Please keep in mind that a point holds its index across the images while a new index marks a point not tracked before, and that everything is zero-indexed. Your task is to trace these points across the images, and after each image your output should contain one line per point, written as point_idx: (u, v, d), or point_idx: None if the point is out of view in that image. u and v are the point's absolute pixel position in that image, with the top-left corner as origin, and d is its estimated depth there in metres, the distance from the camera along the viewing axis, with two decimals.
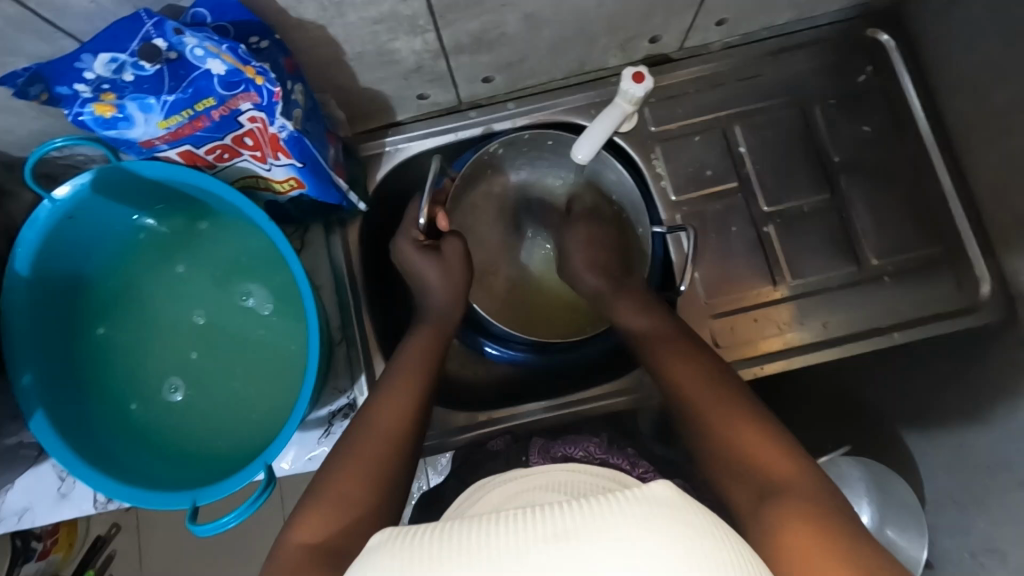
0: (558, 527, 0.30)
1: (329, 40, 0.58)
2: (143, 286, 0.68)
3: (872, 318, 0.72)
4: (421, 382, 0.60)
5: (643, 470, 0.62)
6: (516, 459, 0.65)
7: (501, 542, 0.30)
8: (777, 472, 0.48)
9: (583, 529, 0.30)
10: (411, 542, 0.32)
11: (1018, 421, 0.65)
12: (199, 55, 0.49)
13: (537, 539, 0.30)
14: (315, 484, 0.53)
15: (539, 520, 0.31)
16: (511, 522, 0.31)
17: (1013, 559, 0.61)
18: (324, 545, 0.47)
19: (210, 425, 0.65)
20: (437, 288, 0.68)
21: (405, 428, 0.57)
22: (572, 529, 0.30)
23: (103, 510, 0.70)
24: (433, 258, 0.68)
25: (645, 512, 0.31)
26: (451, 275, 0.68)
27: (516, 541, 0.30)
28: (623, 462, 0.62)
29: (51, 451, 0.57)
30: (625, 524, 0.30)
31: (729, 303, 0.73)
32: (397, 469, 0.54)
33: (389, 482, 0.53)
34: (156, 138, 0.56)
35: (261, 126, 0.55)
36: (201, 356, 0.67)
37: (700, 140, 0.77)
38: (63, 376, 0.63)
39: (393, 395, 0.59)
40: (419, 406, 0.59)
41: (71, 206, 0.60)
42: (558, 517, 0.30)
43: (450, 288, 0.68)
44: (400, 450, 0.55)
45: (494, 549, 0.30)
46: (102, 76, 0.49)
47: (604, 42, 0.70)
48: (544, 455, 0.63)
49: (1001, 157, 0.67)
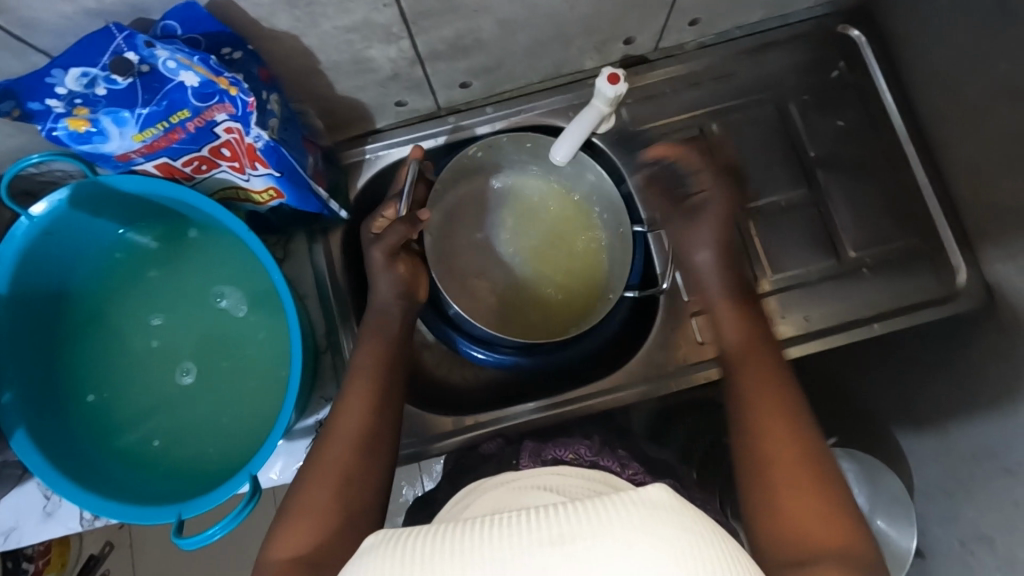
0: (558, 528, 0.30)
1: (304, 50, 0.58)
2: (122, 300, 0.68)
3: (853, 309, 0.73)
4: (383, 371, 0.60)
5: (632, 471, 0.61)
6: (508, 463, 0.66)
7: (498, 545, 0.30)
8: (821, 538, 0.46)
9: (580, 532, 0.30)
10: (406, 545, 0.32)
11: (1000, 406, 0.66)
12: (171, 67, 0.49)
13: (535, 544, 0.30)
14: (295, 486, 0.53)
15: (537, 520, 0.31)
16: (508, 526, 0.31)
17: (1000, 545, 0.64)
18: (303, 556, 0.48)
19: (196, 438, 0.65)
20: (381, 282, 0.65)
21: (371, 415, 0.57)
22: (570, 531, 0.30)
23: (90, 528, 0.70)
24: (374, 254, 0.65)
25: (642, 510, 0.31)
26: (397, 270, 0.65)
27: (513, 542, 0.30)
28: (613, 464, 0.61)
29: (34, 470, 0.57)
30: (626, 526, 0.30)
31: (710, 300, 0.74)
32: (371, 457, 0.55)
33: (362, 472, 0.54)
34: (132, 151, 0.55)
35: (237, 137, 0.56)
36: (183, 368, 0.67)
37: (678, 139, 0.77)
38: (44, 393, 0.62)
39: (354, 386, 0.59)
40: (386, 392, 0.60)
41: (49, 223, 0.59)
42: (556, 517, 0.31)
43: (397, 282, 0.66)
44: (372, 434, 0.56)
45: (491, 551, 0.30)
46: (74, 91, 0.49)
47: (579, 44, 0.70)
48: (534, 458, 0.62)
49: (971, 147, 0.67)
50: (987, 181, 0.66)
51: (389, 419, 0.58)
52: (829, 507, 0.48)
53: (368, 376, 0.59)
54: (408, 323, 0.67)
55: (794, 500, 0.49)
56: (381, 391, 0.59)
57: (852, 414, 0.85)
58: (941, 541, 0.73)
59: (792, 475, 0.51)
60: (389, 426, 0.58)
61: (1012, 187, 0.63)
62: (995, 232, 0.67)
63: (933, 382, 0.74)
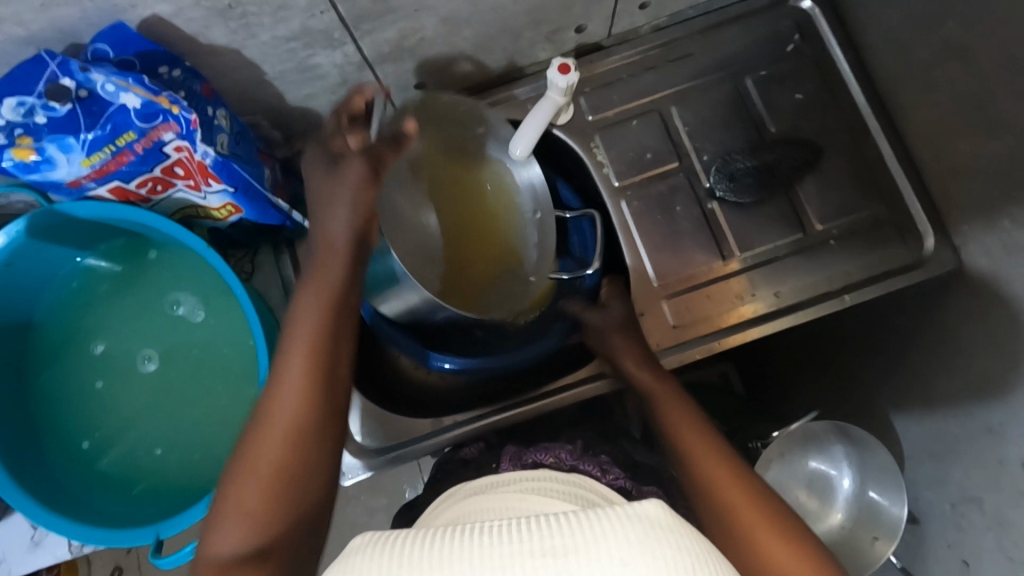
0: (551, 540, 0.30)
1: (246, 63, 0.58)
2: (88, 328, 0.67)
3: (822, 282, 0.73)
4: (330, 314, 0.54)
5: (612, 477, 0.60)
6: (487, 466, 0.65)
7: (489, 555, 0.30)
8: None
9: (576, 546, 0.30)
10: (392, 548, 0.32)
11: (977, 367, 0.66)
12: (111, 90, 0.49)
13: (529, 557, 0.30)
14: (239, 446, 0.49)
15: (530, 532, 0.30)
16: (502, 536, 0.31)
17: (989, 505, 0.64)
18: (239, 556, 0.45)
19: (172, 458, 0.65)
20: (335, 208, 0.57)
21: (319, 362, 0.52)
22: (563, 544, 0.30)
23: (78, 553, 0.70)
24: (348, 167, 0.57)
25: (637, 526, 0.31)
26: (360, 196, 0.57)
27: (505, 553, 0.30)
28: (593, 469, 0.60)
29: (9, 501, 0.57)
30: (621, 541, 0.30)
31: (681, 284, 0.74)
32: (325, 409, 0.51)
33: (315, 429, 0.50)
34: (82, 177, 0.55)
35: (188, 155, 0.56)
36: (155, 390, 0.67)
37: (638, 124, 0.77)
38: (18, 425, 0.62)
39: (298, 331, 0.53)
40: (333, 335, 0.54)
41: (8, 255, 0.59)
42: (551, 529, 0.30)
43: (356, 209, 0.57)
44: (322, 384, 0.52)
45: (483, 562, 0.30)
46: (13, 120, 0.49)
47: (529, 36, 0.70)
48: (515, 462, 0.62)
49: (927, 108, 0.67)
50: (945, 143, 0.66)
51: (341, 366, 0.54)
52: (802, 549, 0.48)
53: (314, 322, 0.53)
54: (358, 258, 0.58)
55: (772, 549, 0.48)
56: (328, 335, 0.53)
57: None
58: (932, 506, 0.74)
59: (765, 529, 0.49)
60: (340, 373, 0.54)
61: (969, 148, 0.62)
62: (956, 194, 0.67)
63: (910, 349, 0.75)
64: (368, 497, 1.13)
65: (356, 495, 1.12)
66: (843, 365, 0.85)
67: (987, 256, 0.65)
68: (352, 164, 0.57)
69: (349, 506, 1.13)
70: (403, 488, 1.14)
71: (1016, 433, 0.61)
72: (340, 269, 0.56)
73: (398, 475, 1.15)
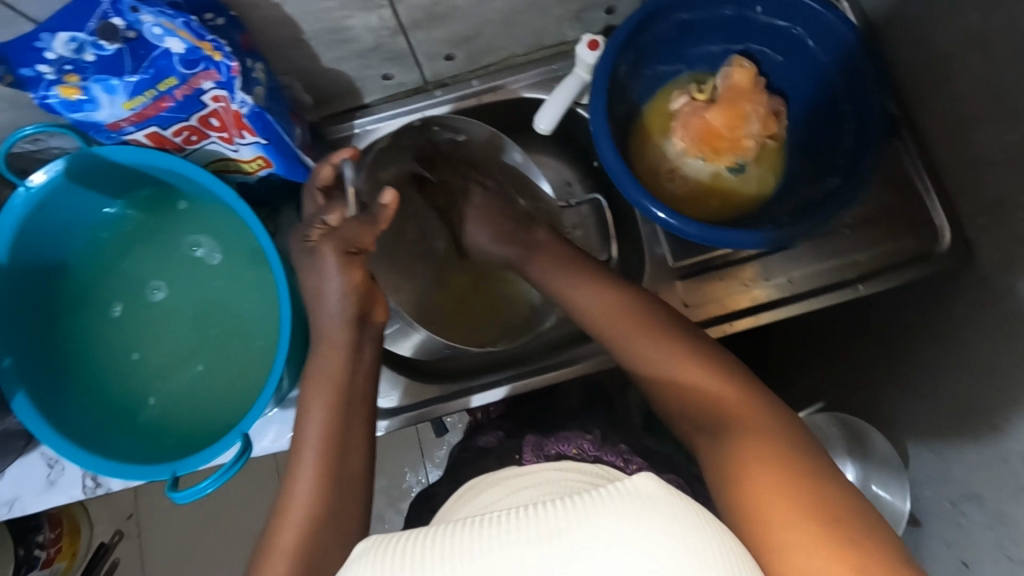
0: (553, 524, 0.30)
1: (285, 19, 0.60)
2: (116, 273, 0.69)
3: (833, 271, 0.74)
4: (338, 404, 0.56)
5: (636, 466, 0.61)
6: (509, 457, 0.66)
7: (489, 544, 0.30)
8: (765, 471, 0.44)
9: (571, 526, 0.30)
10: (395, 547, 0.32)
11: (982, 362, 0.66)
12: (157, 33, 0.50)
13: (532, 542, 0.29)
14: (259, 552, 0.50)
15: (532, 518, 0.30)
16: (496, 525, 0.31)
17: (989, 502, 0.65)
18: None
19: (189, 403, 0.67)
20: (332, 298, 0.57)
21: (331, 461, 0.54)
22: (565, 527, 0.30)
23: (92, 495, 0.72)
24: (323, 255, 0.56)
25: (641, 503, 0.31)
26: (353, 277, 0.57)
27: (502, 540, 0.30)
28: (617, 459, 0.62)
29: (32, 429, 0.58)
30: (626, 520, 0.30)
31: (696, 265, 0.76)
32: (329, 500, 0.53)
33: (329, 518, 0.52)
34: (122, 120, 0.57)
35: (224, 105, 0.57)
36: (176, 337, 0.68)
37: (651, 74, 0.76)
38: (43, 361, 0.64)
39: (309, 431, 0.55)
40: (344, 421, 0.56)
41: (46, 194, 0.61)
42: (554, 514, 0.31)
43: (349, 292, 0.57)
44: (335, 478, 0.54)
45: (486, 549, 0.30)
46: (64, 56, 0.51)
47: (558, 12, 0.72)
48: (537, 452, 0.62)
49: (945, 104, 0.67)
50: (962, 136, 0.66)
51: (354, 461, 0.56)
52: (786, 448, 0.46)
53: (323, 425, 0.56)
54: (363, 340, 0.60)
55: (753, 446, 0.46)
56: (337, 426, 0.56)
57: (845, 379, 0.87)
58: (934, 504, 0.74)
59: (764, 463, 0.45)
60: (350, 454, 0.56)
61: (986, 141, 0.63)
62: (972, 186, 0.67)
63: (919, 344, 0.75)
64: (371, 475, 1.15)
65: None
66: (852, 364, 0.86)
67: (999, 250, 0.65)
68: (328, 252, 0.56)
69: None
70: (404, 471, 1.15)
71: (1016, 429, 0.61)
72: (343, 356, 0.58)
73: (402, 456, 1.16)
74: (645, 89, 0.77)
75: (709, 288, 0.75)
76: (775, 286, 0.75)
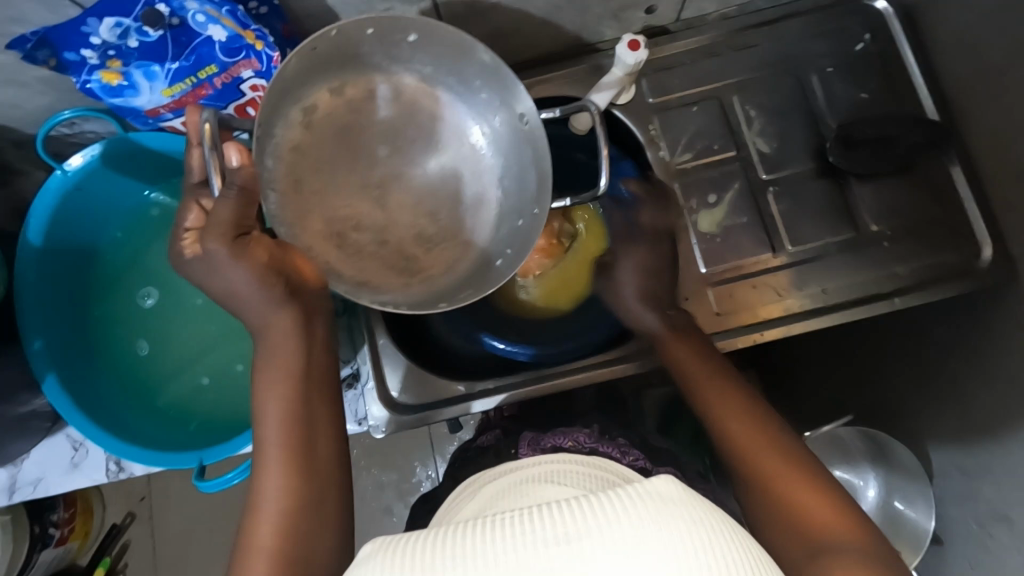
0: (564, 527, 0.28)
1: (325, 9, 0.59)
2: (146, 260, 0.70)
3: (870, 282, 0.72)
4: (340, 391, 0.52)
5: (633, 457, 0.62)
6: (508, 452, 0.67)
7: (500, 546, 0.28)
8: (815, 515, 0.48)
9: (587, 527, 0.28)
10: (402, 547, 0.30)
11: (1020, 382, 0.64)
12: (200, 21, 0.50)
13: (539, 546, 0.27)
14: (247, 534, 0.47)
15: (540, 520, 0.28)
16: (507, 524, 0.28)
17: (1020, 525, 0.62)
18: None
19: (214, 392, 0.67)
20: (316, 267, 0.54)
21: (298, 419, 0.50)
22: (576, 531, 0.28)
23: (114, 479, 0.72)
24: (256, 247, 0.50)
25: (655, 508, 0.29)
26: (256, 254, 0.48)
27: (515, 543, 0.28)
28: (613, 450, 0.62)
29: (63, 412, 0.58)
30: (637, 527, 0.28)
31: (728, 272, 0.73)
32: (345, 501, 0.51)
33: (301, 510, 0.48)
34: (160, 106, 0.58)
35: (262, 94, 0.58)
36: (201, 326, 0.69)
37: (697, 109, 0.75)
38: (73, 344, 0.64)
39: (268, 424, 0.50)
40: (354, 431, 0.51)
41: (81, 177, 0.62)
42: (560, 516, 0.28)
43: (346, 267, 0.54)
44: None
45: (489, 553, 0.28)
46: (108, 42, 0.50)
47: (598, 11, 0.71)
48: (532, 447, 0.64)
49: (998, 116, 0.65)
50: (1009, 149, 0.65)
51: (319, 410, 0.52)
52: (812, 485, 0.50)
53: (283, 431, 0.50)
54: (314, 314, 0.53)
55: (783, 484, 0.51)
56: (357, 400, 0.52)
57: (873, 394, 0.86)
58: (959, 524, 0.72)
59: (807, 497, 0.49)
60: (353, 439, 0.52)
61: None
62: (1019, 202, 0.65)
63: (950, 359, 0.74)
64: (380, 470, 1.14)
65: (368, 466, 1.14)
66: (879, 378, 0.85)
67: None
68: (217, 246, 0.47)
69: (361, 477, 1.14)
70: (415, 465, 1.15)
71: None
72: (295, 340, 0.51)
73: (412, 452, 1.16)
74: (681, 91, 0.76)
75: (747, 313, 0.73)
76: (810, 293, 0.72)
